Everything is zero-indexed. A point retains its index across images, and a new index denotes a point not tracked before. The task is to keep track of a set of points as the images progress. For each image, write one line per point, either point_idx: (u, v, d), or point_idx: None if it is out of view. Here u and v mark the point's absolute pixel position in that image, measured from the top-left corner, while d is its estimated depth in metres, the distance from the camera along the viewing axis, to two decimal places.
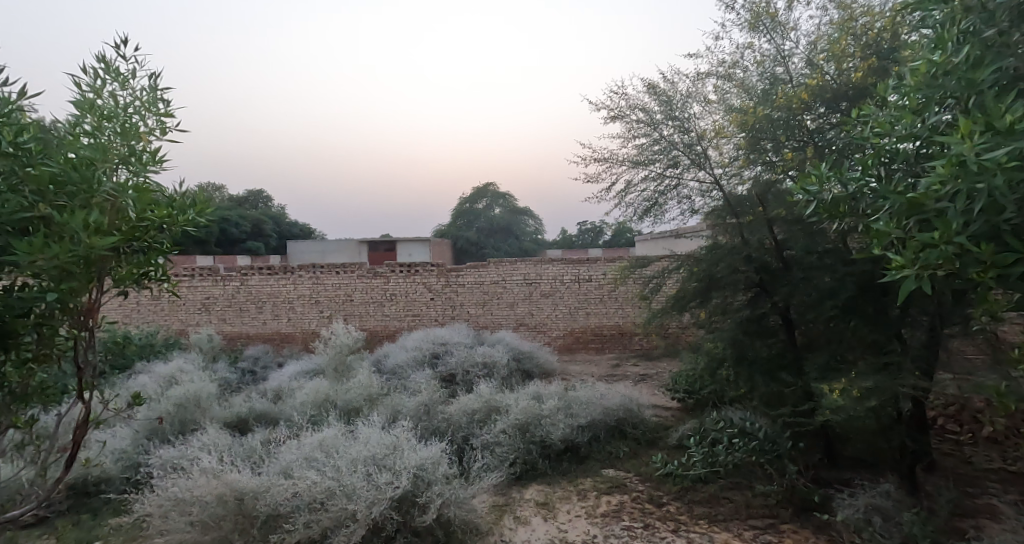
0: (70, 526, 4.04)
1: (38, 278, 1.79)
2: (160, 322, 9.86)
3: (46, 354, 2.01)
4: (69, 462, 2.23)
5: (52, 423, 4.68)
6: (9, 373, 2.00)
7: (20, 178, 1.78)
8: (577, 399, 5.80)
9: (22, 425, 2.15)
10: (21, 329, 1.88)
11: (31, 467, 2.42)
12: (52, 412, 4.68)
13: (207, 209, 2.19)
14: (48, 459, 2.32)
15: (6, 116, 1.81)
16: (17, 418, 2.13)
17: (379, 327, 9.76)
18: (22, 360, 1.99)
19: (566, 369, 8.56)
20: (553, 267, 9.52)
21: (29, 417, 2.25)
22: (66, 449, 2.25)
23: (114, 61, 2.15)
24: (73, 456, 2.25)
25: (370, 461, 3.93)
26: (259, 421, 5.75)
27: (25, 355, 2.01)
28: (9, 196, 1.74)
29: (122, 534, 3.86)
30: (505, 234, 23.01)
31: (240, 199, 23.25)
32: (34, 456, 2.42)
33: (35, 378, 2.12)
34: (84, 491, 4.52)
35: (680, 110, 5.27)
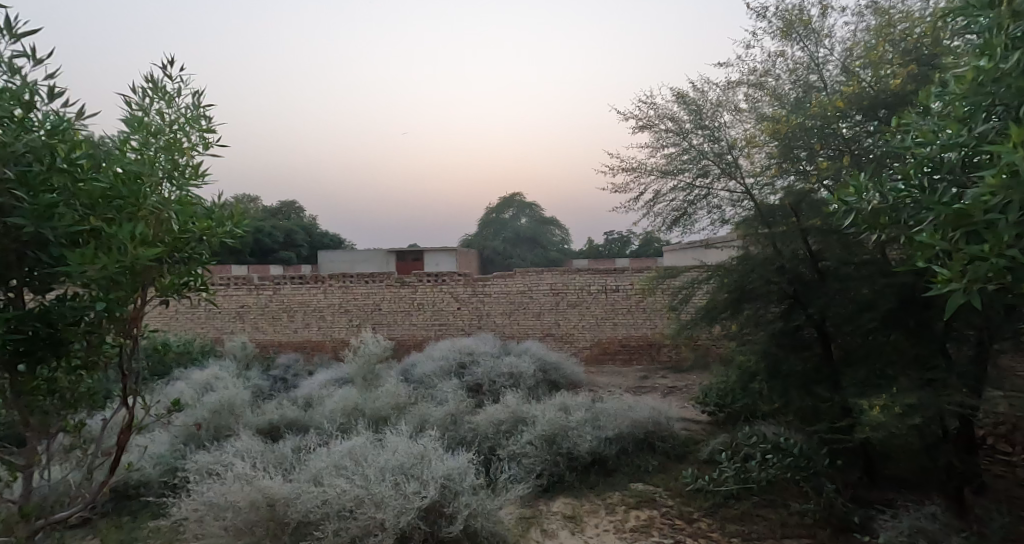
0: (112, 528, 4.16)
1: (88, 288, 1.85)
2: (197, 329, 10.14)
3: (94, 361, 2.08)
4: (112, 467, 2.27)
5: (98, 428, 4.96)
6: (62, 380, 2.08)
7: (72, 193, 1.82)
8: (604, 412, 5.73)
9: (70, 429, 2.24)
10: (72, 337, 1.93)
11: (79, 469, 2.50)
12: (97, 414, 5.01)
13: (244, 220, 2.25)
14: (95, 463, 2.39)
15: (61, 134, 1.84)
16: (67, 423, 2.21)
17: (407, 336, 9.84)
18: (72, 367, 2.06)
19: (593, 380, 8.49)
20: (580, 277, 9.48)
21: (77, 422, 2.32)
22: (111, 454, 2.29)
23: (161, 79, 2.22)
24: (116, 460, 2.28)
25: (397, 470, 3.96)
26: (290, 428, 5.84)
27: (75, 363, 2.07)
28: (63, 209, 1.78)
29: (159, 536, 3.94)
30: (531, 243, 23.06)
31: (274, 210, 23.78)
32: (87, 456, 2.52)
33: (83, 384, 2.19)
34: (124, 494, 4.64)
35: (710, 120, 5.27)
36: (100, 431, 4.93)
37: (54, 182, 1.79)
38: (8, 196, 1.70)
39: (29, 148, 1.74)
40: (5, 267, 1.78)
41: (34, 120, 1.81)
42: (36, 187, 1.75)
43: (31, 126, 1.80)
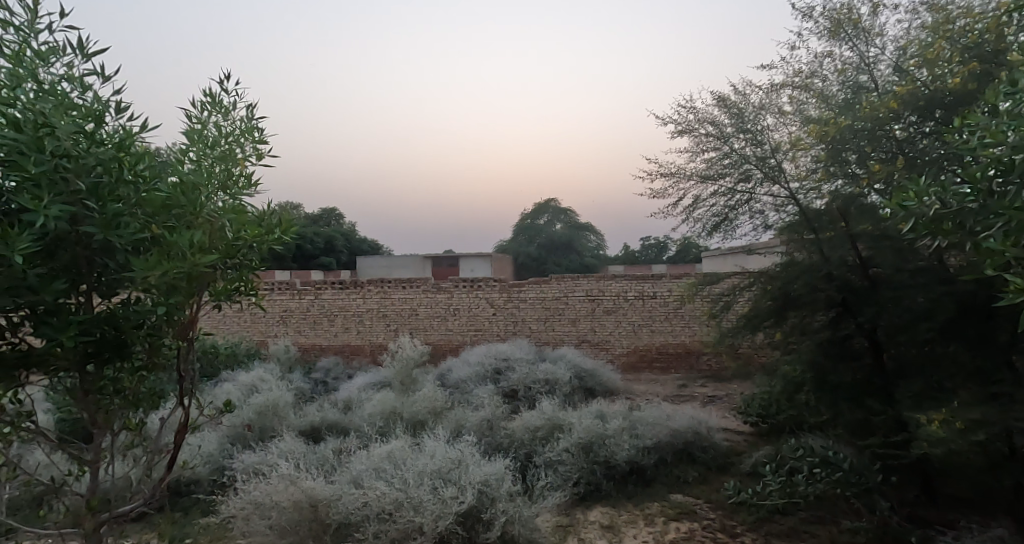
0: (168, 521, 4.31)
1: (150, 293, 1.91)
2: (243, 333, 10.44)
3: (156, 363, 2.18)
4: (170, 464, 2.36)
5: (154, 426, 5.17)
6: (125, 380, 2.16)
7: (136, 202, 1.88)
8: (642, 420, 5.63)
9: (133, 427, 2.34)
10: (135, 340, 2.01)
11: (139, 465, 2.60)
12: (155, 413, 5.24)
13: (292, 227, 2.30)
14: (155, 460, 2.49)
15: (127, 148, 1.91)
16: (129, 420, 2.29)
17: (443, 341, 9.90)
18: (136, 369, 2.16)
19: (630, 388, 8.38)
20: (616, 283, 9.38)
21: (140, 421, 2.42)
22: (169, 452, 2.37)
23: (218, 93, 2.30)
24: (174, 459, 2.36)
25: (436, 474, 3.96)
26: (331, 430, 5.93)
27: (138, 365, 2.17)
28: (130, 218, 1.84)
29: (208, 533, 4.05)
30: (566, 249, 22.96)
31: (315, 217, 24.33)
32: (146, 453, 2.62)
33: (145, 385, 2.27)
34: (177, 491, 4.81)
35: (752, 123, 5.19)
36: (157, 430, 5.15)
37: (121, 192, 1.85)
38: (80, 207, 1.77)
39: (99, 161, 1.79)
40: (77, 273, 1.85)
41: (101, 133, 1.87)
42: (105, 197, 1.80)
43: (100, 139, 1.86)
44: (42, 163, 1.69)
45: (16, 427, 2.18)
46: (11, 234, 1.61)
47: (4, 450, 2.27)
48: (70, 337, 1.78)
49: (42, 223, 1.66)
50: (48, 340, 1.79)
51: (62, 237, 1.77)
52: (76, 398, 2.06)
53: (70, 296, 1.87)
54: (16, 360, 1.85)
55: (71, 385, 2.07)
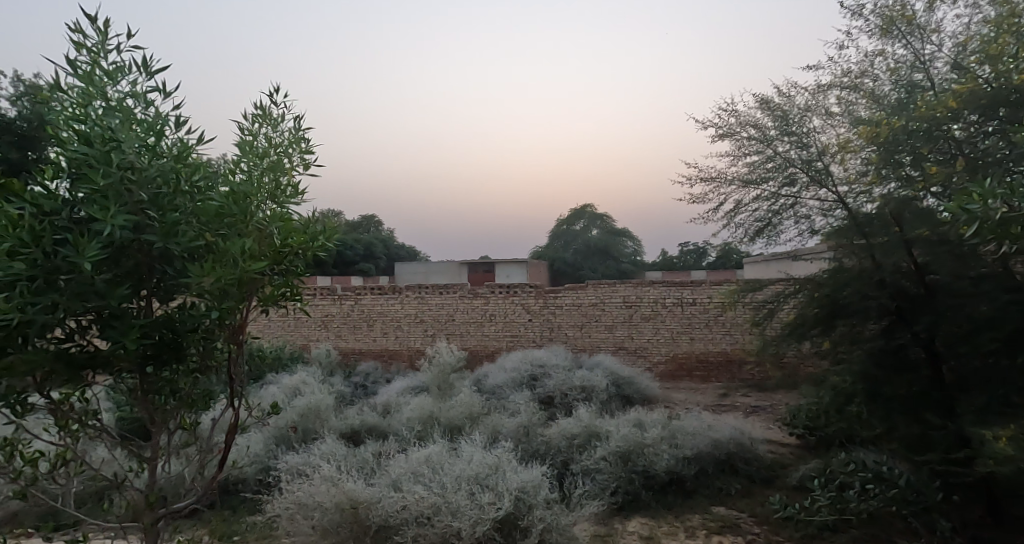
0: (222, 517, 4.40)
1: (203, 298, 2.00)
2: (286, 337, 10.68)
3: (209, 365, 2.25)
4: (221, 463, 2.45)
5: (207, 426, 5.33)
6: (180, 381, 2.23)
7: (192, 212, 1.96)
8: (682, 430, 5.48)
9: (188, 426, 2.41)
10: (191, 343, 2.08)
11: (190, 463, 2.67)
12: (208, 415, 5.44)
13: (335, 234, 2.33)
14: (206, 460, 2.56)
15: (184, 160, 1.97)
16: (183, 420, 2.36)
17: (479, 346, 9.89)
18: (190, 370, 2.23)
19: (669, 397, 8.20)
20: (654, 289, 9.20)
21: (193, 420, 2.48)
22: (218, 454, 2.47)
23: (269, 106, 2.32)
24: (224, 458, 2.45)
25: (473, 480, 3.93)
26: (370, 433, 5.97)
27: (192, 366, 2.23)
28: (187, 226, 1.91)
29: (254, 531, 4.11)
30: (603, 255, 22.73)
31: (355, 224, 24.76)
32: (197, 451, 2.69)
33: (198, 386, 2.35)
34: (225, 489, 4.92)
35: (797, 125, 5.03)
36: (210, 428, 5.30)
37: (179, 202, 1.93)
38: (143, 216, 1.85)
39: (160, 173, 1.87)
40: (139, 278, 1.94)
41: (162, 146, 1.95)
42: (164, 206, 1.88)
43: (160, 152, 1.94)
44: (109, 175, 1.77)
45: (82, 424, 2.26)
46: (81, 242, 1.70)
47: (69, 445, 2.36)
48: (133, 340, 1.85)
49: (108, 231, 1.74)
50: (113, 342, 1.87)
51: (126, 245, 1.85)
52: (136, 398, 2.17)
53: (132, 300, 1.96)
54: (83, 360, 1.94)
55: (132, 386, 2.18)
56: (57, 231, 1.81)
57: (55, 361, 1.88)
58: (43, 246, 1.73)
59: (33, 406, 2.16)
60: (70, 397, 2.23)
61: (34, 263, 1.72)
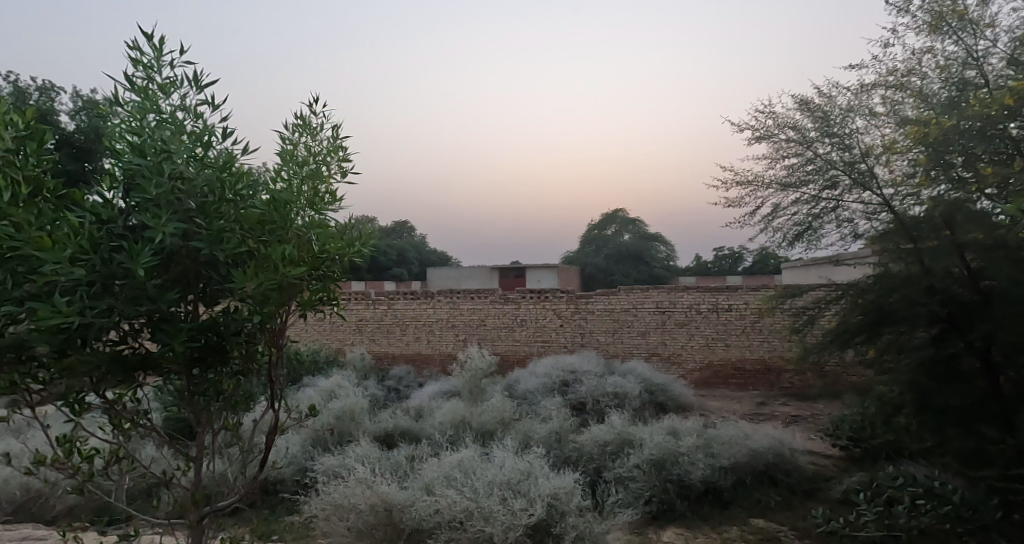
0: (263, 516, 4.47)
1: (246, 303, 2.03)
2: (323, 340, 10.86)
3: (250, 367, 2.27)
4: (262, 463, 2.51)
5: (248, 427, 5.43)
6: (224, 383, 2.27)
7: (237, 220, 1.98)
8: (718, 438, 5.32)
9: (231, 428, 2.44)
10: (235, 347, 2.10)
11: (233, 462, 2.71)
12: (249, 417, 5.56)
13: (371, 240, 2.33)
14: (249, 459, 2.60)
15: (230, 169, 2.00)
16: (227, 420, 2.39)
17: (510, 351, 9.85)
18: (234, 372, 2.26)
19: (705, 405, 8.01)
20: (688, 294, 9.01)
21: (236, 421, 2.52)
22: (258, 454, 2.53)
23: (308, 116, 2.33)
24: (266, 458, 2.51)
25: (505, 486, 3.87)
26: (403, 437, 5.97)
27: (235, 368, 2.27)
28: (232, 233, 1.93)
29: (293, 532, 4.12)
30: (635, 260, 22.45)
31: (388, 230, 25.04)
32: (240, 451, 2.72)
33: (240, 388, 2.39)
34: (264, 490, 4.97)
35: (839, 126, 4.86)
36: (251, 430, 5.39)
37: (224, 211, 1.96)
38: (191, 224, 1.88)
39: (207, 183, 1.91)
40: (186, 283, 1.96)
41: (209, 156, 1.97)
42: (211, 214, 1.92)
43: (209, 162, 1.96)
44: (160, 186, 1.84)
45: (135, 423, 2.33)
46: (135, 249, 1.74)
47: (122, 443, 2.43)
48: (181, 343, 1.89)
49: (160, 239, 1.78)
50: (162, 345, 1.91)
51: (175, 251, 1.88)
52: (183, 400, 2.21)
53: (180, 304, 1.98)
54: (135, 362, 1.97)
55: (179, 388, 2.22)
56: (113, 240, 1.86)
57: (111, 363, 1.94)
58: (99, 252, 1.79)
59: (90, 405, 2.22)
60: (123, 397, 2.29)
61: (92, 269, 1.78)
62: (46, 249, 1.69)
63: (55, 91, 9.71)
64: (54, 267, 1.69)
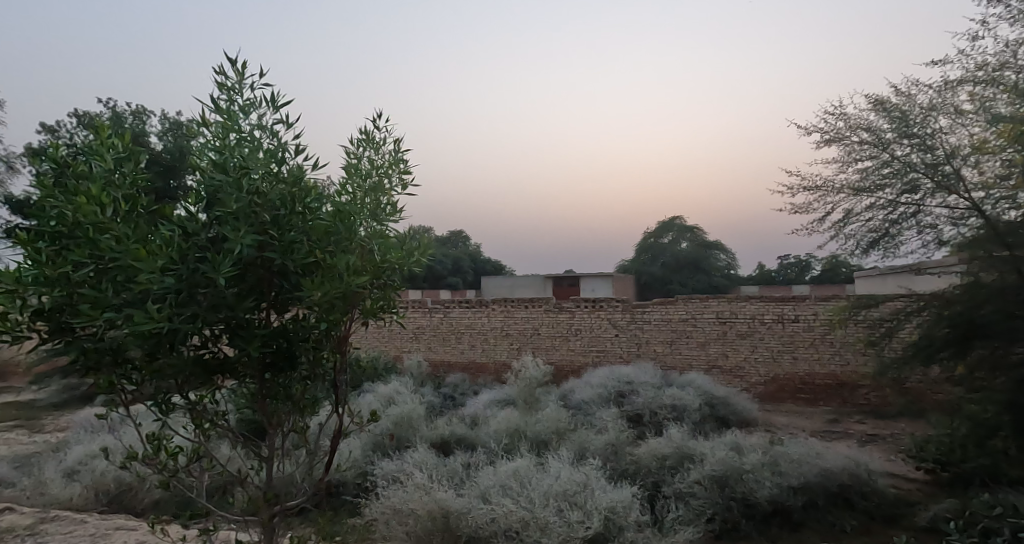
0: (326, 516, 4.57)
1: (313, 310, 2.06)
2: (382, 347, 11.10)
3: (317, 373, 2.31)
4: (327, 466, 2.57)
5: (313, 431, 5.59)
6: (293, 388, 2.32)
7: (306, 231, 2.02)
8: (786, 457, 5.04)
9: (298, 430, 2.50)
10: (303, 353, 2.14)
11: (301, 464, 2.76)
12: (316, 419, 5.77)
13: (429, 250, 2.32)
14: (315, 461, 2.65)
15: (301, 184, 2.06)
16: (295, 423, 2.45)
17: (565, 361, 9.75)
18: (302, 377, 2.31)
19: (770, 420, 7.66)
20: (751, 304, 8.65)
21: (303, 424, 2.57)
22: (324, 457, 2.58)
23: (372, 130, 2.38)
24: (331, 460, 2.56)
25: (561, 497, 3.79)
26: (459, 444, 5.97)
27: (303, 373, 2.33)
28: (302, 245, 1.98)
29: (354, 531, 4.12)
30: (694, 268, 21.87)
31: (443, 239, 25.41)
32: (307, 453, 2.79)
33: (308, 393, 2.44)
34: (329, 492, 5.07)
35: (920, 126, 4.57)
36: (316, 433, 5.57)
37: (295, 223, 2.00)
38: (265, 236, 1.93)
39: (280, 197, 1.97)
40: (260, 292, 2.02)
41: (283, 172, 2.04)
42: (283, 226, 1.96)
43: (282, 177, 2.03)
44: (240, 200, 1.89)
45: (215, 423, 2.41)
46: (216, 259, 1.80)
47: (201, 442, 2.54)
48: (257, 348, 1.94)
49: (238, 250, 1.82)
50: (240, 350, 1.97)
51: (252, 262, 1.94)
52: (256, 403, 2.29)
53: (255, 312, 2.04)
54: (215, 365, 2.07)
55: (251, 391, 2.30)
56: (197, 251, 1.91)
57: (194, 366, 2.02)
58: (187, 263, 1.86)
59: (175, 405, 2.32)
60: (204, 398, 2.39)
61: (180, 279, 1.85)
62: (142, 259, 1.78)
63: (145, 116, 10.48)
64: (149, 276, 1.76)
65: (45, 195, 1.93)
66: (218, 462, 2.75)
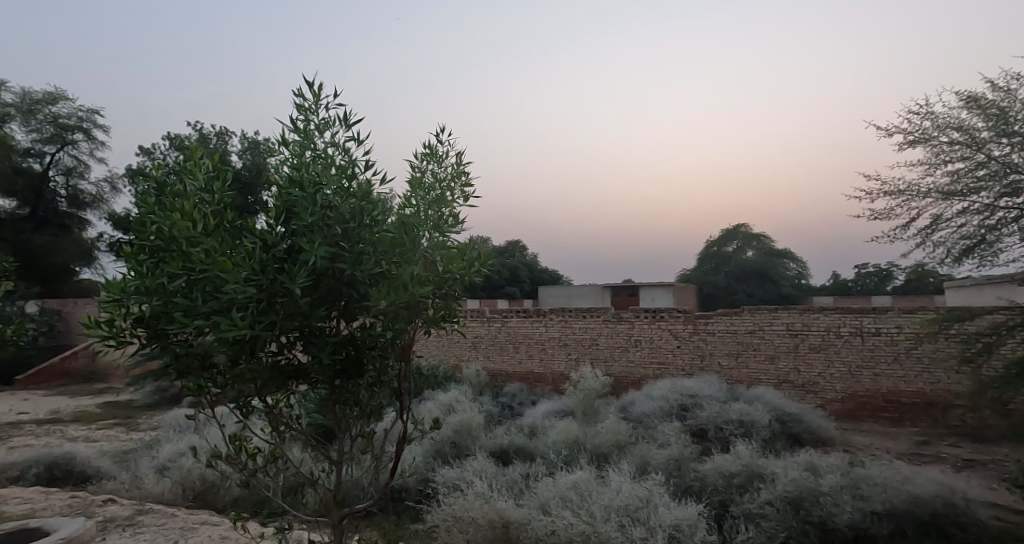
0: (389, 521, 4.69)
1: (380, 319, 2.18)
2: (442, 356, 11.34)
3: (382, 380, 2.41)
4: (393, 471, 2.67)
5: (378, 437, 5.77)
6: (361, 394, 2.44)
7: (374, 243, 2.12)
8: (867, 480, 4.81)
9: (366, 435, 2.61)
10: (370, 361, 2.26)
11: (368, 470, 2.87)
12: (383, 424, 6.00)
13: (490, 259, 2.37)
14: (381, 465, 2.74)
15: (369, 197, 2.17)
16: (362, 428, 2.55)
17: (624, 373, 9.64)
18: (369, 384, 2.41)
19: (847, 439, 7.28)
20: (825, 316, 8.27)
21: (370, 430, 2.68)
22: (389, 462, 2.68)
23: (435, 145, 2.49)
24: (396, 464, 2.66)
25: (623, 512, 3.77)
26: (517, 454, 6.01)
27: (371, 380, 2.42)
28: (370, 256, 2.09)
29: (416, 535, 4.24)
30: (760, 278, 21.17)
31: (501, 249, 25.67)
32: (372, 458, 2.87)
33: (374, 399, 2.54)
34: (392, 497, 5.20)
35: (1020, 124, 4.44)
36: (381, 438, 5.76)
37: (364, 236, 2.10)
38: (337, 247, 2.05)
39: (351, 211, 2.09)
40: (332, 301, 2.14)
41: (353, 187, 2.16)
42: (353, 238, 2.08)
43: (352, 192, 2.15)
44: (314, 214, 2.02)
45: (289, 427, 2.55)
46: (293, 270, 1.92)
47: (277, 444, 2.69)
48: (328, 355, 2.06)
49: (313, 261, 1.95)
50: (313, 357, 2.10)
51: (324, 272, 2.06)
52: (327, 407, 2.41)
53: (327, 320, 2.16)
54: (290, 371, 2.19)
55: (322, 396, 2.42)
56: (276, 262, 2.06)
57: (272, 372, 2.15)
58: (267, 273, 1.97)
59: (254, 408, 2.47)
60: (280, 402, 2.53)
61: (261, 288, 1.97)
62: (228, 270, 1.90)
63: (227, 136, 11.22)
64: (234, 286, 1.89)
65: (147, 211, 2.13)
66: (292, 465, 2.89)
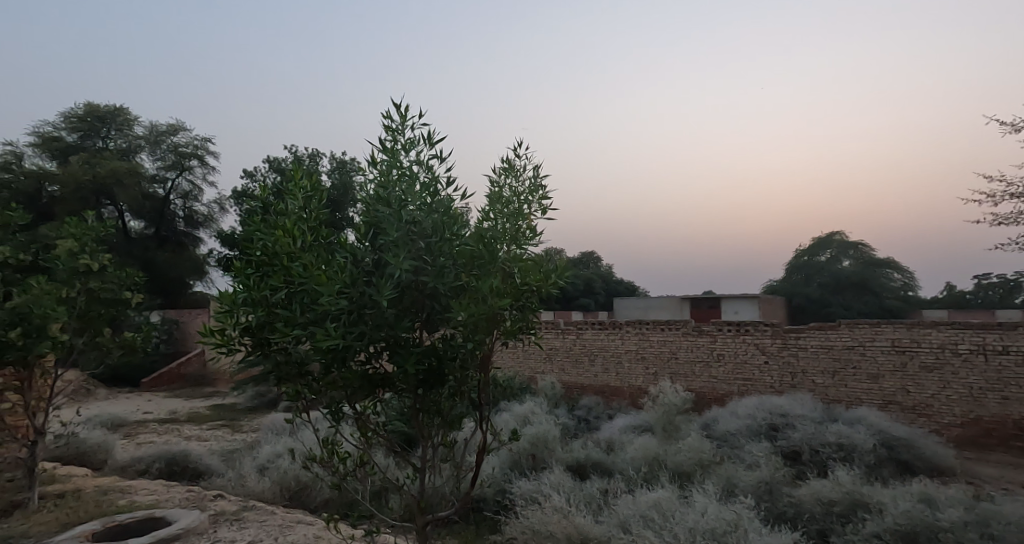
0: (468, 532, 4.77)
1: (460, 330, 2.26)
2: (519, 368, 11.46)
3: (462, 390, 2.49)
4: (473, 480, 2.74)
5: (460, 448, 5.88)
6: (443, 403, 2.52)
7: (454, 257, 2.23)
8: (999, 518, 4.37)
9: (447, 443, 2.70)
10: (451, 372, 2.35)
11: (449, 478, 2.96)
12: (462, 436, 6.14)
13: (566, 271, 2.41)
14: (461, 475, 2.81)
15: (450, 213, 2.27)
16: (444, 437, 2.65)
17: (706, 388, 9.35)
18: (450, 393, 2.50)
19: (964, 468, 6.68)
20: (937, 332, 7.50)
21: (450, 439, 2.76)
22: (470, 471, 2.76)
23: (513, 159, 2.56)
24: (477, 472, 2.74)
25: (710, 536, 3.66)
26: (595, 468, 5.96)
27: (452, 389, 2.51)
28: (450, 269, 2.20)
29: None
30: (858, 288, 19.92)
31: (577, 260, 25.61)
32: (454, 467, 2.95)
33: (455, 409, 2.62)
34: (471, 507, 5.29)
35: None
36: (461, 448, 5.89)
37: (444, 250, 2.21)
38: (421, 261, 2.16)
39: (433, 226, 2.19)
40: (416, 312, 2.25)
41: (435, 203, 2.27)
42: (435, 251, 2.19)
43: (434, 207, 2.26)
44: (399, 229, 2.14)
45: (376, 433, 2.68)
46: (380, 283, 2.04)
47: (365, 449, 2.83)
48: (412, 365, 2.17)
49: (398, 274, 2.06)
50: (398, 366, 2.21)
51: (408, 285, 2.17)
52: (410, 415, 2.52)
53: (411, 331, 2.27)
54: (378, 380, 2.32)
55: (407, 404, 2.53)
56: (365, 275, 2.20)
57: (361, 380, 2.28)
58: (357, 286, 2.11)
59: (344, 415, 2.62)
60: (368, 409, 2.66)
61: (352, 300, 2.11)
62: (323, 283, 2.04)
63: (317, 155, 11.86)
64: (328, 298, 2.03)
65: (254, 229, 2.34)
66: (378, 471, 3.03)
